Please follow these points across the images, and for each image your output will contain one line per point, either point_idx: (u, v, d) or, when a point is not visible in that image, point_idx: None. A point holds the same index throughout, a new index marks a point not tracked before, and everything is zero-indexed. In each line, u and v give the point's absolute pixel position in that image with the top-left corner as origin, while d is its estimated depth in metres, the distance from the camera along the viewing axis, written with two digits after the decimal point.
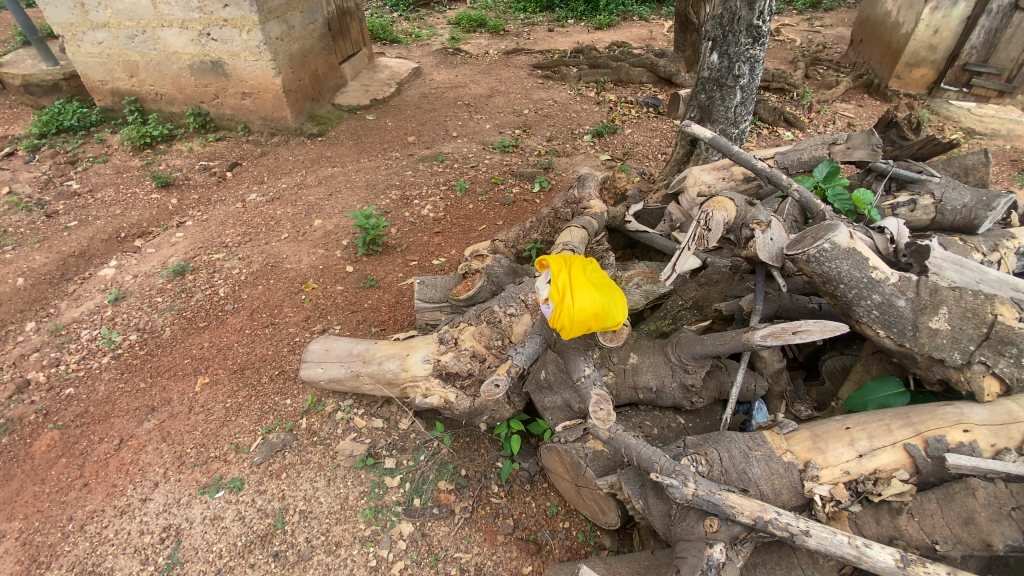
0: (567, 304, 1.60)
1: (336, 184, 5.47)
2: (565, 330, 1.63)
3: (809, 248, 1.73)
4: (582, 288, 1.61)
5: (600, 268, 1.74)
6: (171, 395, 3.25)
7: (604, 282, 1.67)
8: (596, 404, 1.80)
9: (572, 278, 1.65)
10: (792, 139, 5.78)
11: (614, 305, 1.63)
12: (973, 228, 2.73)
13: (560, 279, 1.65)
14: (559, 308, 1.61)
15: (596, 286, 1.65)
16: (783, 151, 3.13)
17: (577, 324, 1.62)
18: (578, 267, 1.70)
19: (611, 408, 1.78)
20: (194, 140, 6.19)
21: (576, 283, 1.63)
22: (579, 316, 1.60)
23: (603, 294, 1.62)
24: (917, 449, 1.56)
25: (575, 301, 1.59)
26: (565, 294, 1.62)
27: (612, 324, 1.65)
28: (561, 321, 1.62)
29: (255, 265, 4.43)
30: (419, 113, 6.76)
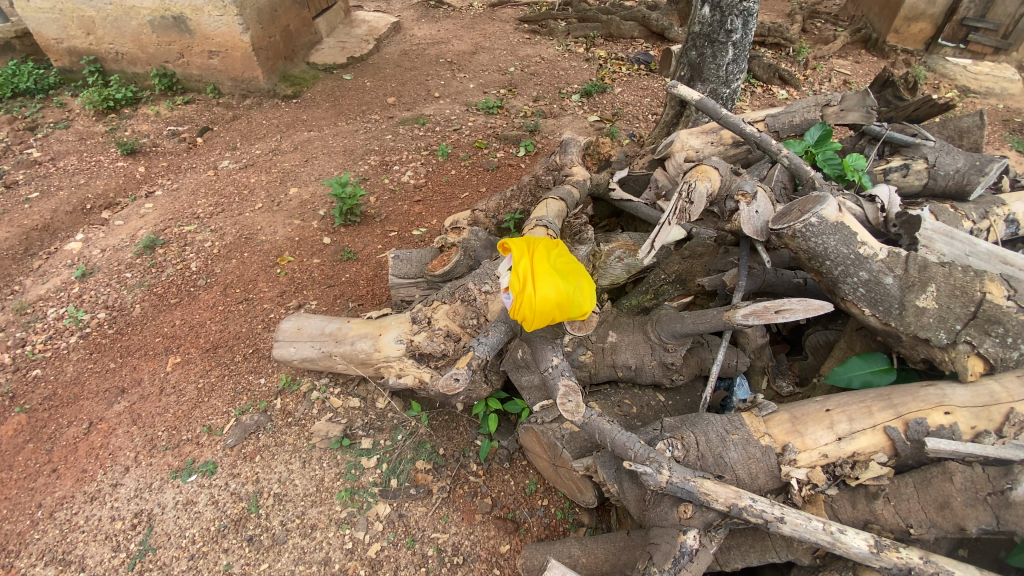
0: (529, 289, 1.50)
1: (313, 149, 5.23)
2: (528, 321, 1.54)
3: (795, 223, 1.64)
4: (545, 273, 1.51)
5: (564, 252, 1.64)
6: (142, 376, 3.16)
7: (569, 270, 1.57)
8: (564, 395, 1.72)
9: (534, 261, 1.54)
10: (786, 98, 5.57)
11: (580, 293, 1.55)
12: (965, 194, 2.65)
13: (523, 263, 1.54)
14: (519, 294, 1.51)
15: (561, 274, 1.55)
16: (773, 113, 2.90)
17: (540, 315, 1.53)
18: (543, 252, 1.59)
19: (580, 400, 1.69)
20: (160, 104, 5.81)
21: (538, 265, 1.53)
22: (541, 305, 1.50)
23: (567, 282, 1.53)
24: (896, 432, 1.51)
25: (538, 288, 1.49)
26: (527, 279, 1.51)
27: (579, 314, 1.56)
28: (522, 311, 1.52)
29: (228, 238, 4.26)
30: (400, 72, 6.42)
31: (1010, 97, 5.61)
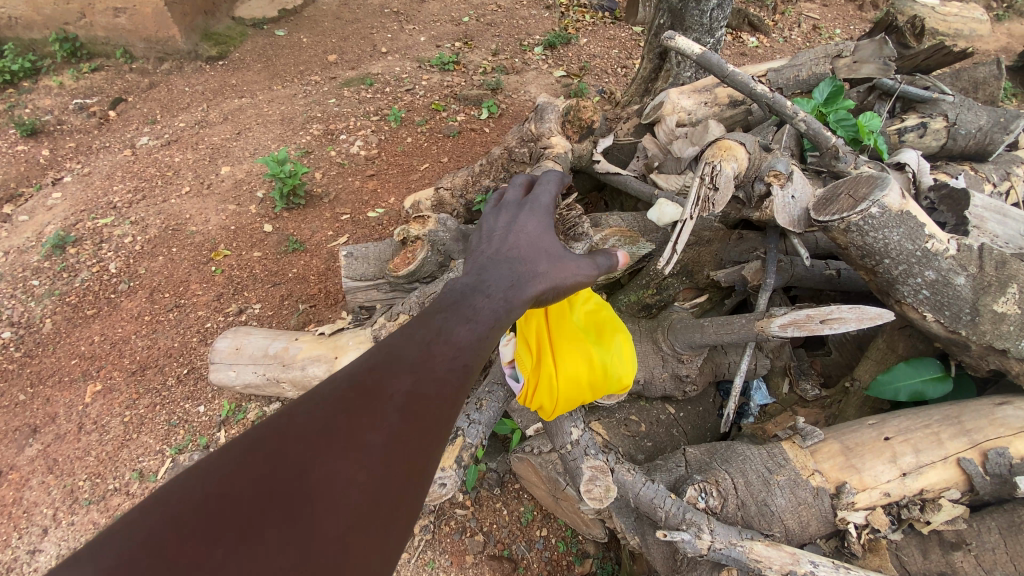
0: (550, 367, 1.19)
1: (246, 120, 4.55)
2: (552, 404, 1.22)
3: (849, 214, 1.32)
4: (569, 342, 1.19)
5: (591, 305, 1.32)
6: (57, 410, 2.66)
7: (601, 331, 1.26)
8: (590, 481, 1.32)
9: (555, 324, 1.21)
10: (757, 46, 5.21)
11: (618, 361, 1.25)
12: (985, 154, 2.42)
13: (541, 329, 1.21)
14: (537, 374, 1.20)
15: (592, 338, 1.24)
16: (776, 67, 2.53)
17: (568, 396, 1.21)
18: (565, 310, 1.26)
19: (610, 484, 1.32)
20: (65, 74, 4.91)
21: (560, 330, 1.21)
22: (566, 386, 1.19)
23: (601, 349, 1.22)
24: (973, 466, 1.26)
25: (562, 365, 1.18)
26: (545, 353, 1.19)
27: (617, 387, 1.26)
28: (543, 392, 1.20)
29: (152, 230, 3.66)
30: (340, 25, 5.66)
31: (977, 40, 5.52)
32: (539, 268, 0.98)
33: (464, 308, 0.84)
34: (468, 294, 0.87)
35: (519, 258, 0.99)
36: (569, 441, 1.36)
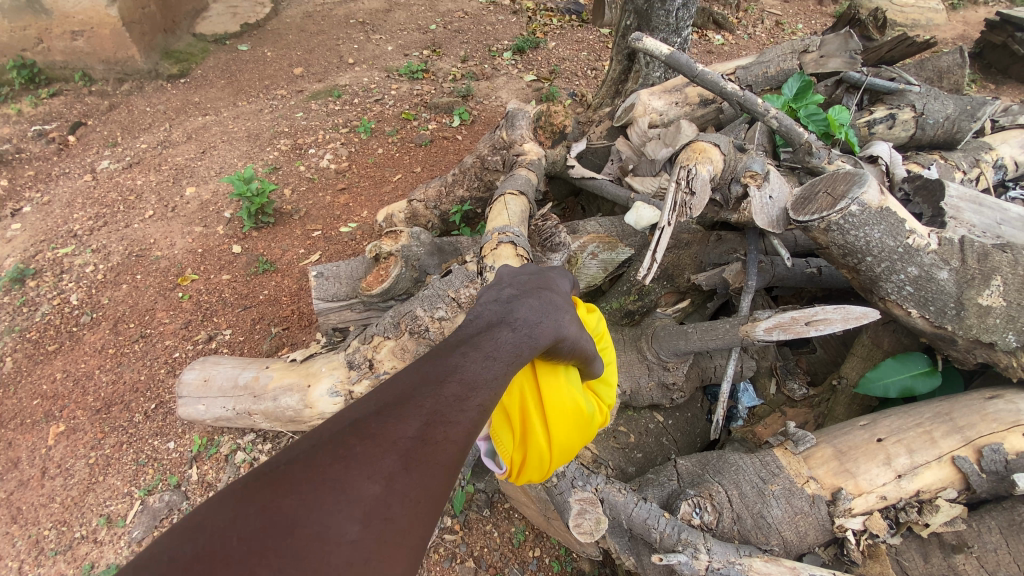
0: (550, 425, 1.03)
1: (210, 138, 4.40)
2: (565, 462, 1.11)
3: (829, 214, 1.29)
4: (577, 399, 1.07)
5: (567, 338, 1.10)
6: (19, 455, 2.51)
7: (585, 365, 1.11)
8: (579, 514, 1.26)
9: (558, 375, 1.02)
10: (723, 43, 5.24)
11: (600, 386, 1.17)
12: (953, 143, 2.44)
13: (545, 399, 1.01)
14: (532, 437, 1.03)
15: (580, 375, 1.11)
16: (745, 65, 2.53)
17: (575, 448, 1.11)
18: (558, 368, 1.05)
19: (601, 516, 1.26)
20: (22, 101, 4.64)
21: (563, 382, 1.03)
22: (560, 444, 1.04)
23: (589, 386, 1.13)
24: (969, 464, 1.23)
25: (562, 421, 1.03)
26: (546, 411, 1.01)
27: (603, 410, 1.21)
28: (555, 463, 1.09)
29: (114, 258, 3.50)
30: (305, 37, 5.55)
31: (935, 29, 5.68)
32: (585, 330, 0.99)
33: (489, 340, 0.80)
34: (498, 324, 0.84)
35: (564, 307, 0.95)
36: (554, 475, 1.29)
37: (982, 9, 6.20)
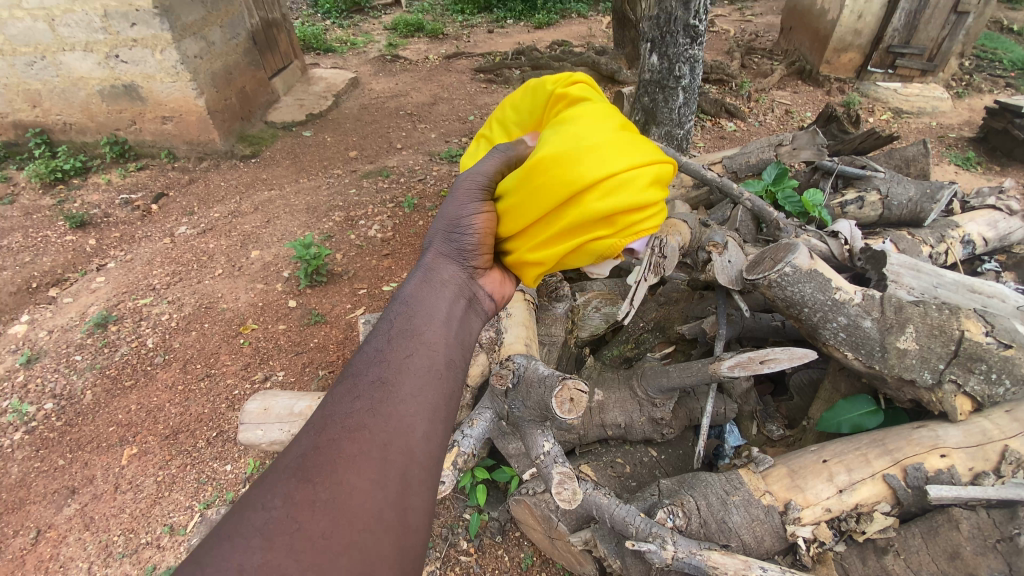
0: (556, 222, 1.25)
1: (275, 210, 5.09)
2: (636, 195, 1.23)
3: (770, 273, 1.64)
4: (566, 197, 1.22)
5: (509, 210, 1.29)
6: (95, 472, 2.90)
7: (536, 183, 1.24)
8: (559, 484, 1.58)
9: (504, 219, 1.31)
10: (735, 130, 5.79)
11: (546, 163, 1.23)
12: (920, 221, 2.76)
13: (559, 248, 1.26)
14: (574, 254, 1.26)
15: (547, 186, 1.23)
16: (730, 155, 3.02)
17: (617, 191, 1.22)
18: (545, 228, 1.27)
19: (576, 487, 1.56)
20: (112, 171, 5.52)
21: (507, 213, 1.30)
22: (608, 211, 1.21)
23: (559, 181, 1.22)
24: (897, 481, 1.48)
25: (588, 232, 1.23)
26: (537, 239, 1.28)
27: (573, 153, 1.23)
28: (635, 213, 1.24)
29: (187, 309, 4.04)
30: (360, 126, 6.43)
31: (940, 117, 6.07)
32: (453, 209, 1.32)
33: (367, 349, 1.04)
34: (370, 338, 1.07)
35: (437, 280, 1.22)
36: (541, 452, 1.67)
37: (985, 98, 6.60)
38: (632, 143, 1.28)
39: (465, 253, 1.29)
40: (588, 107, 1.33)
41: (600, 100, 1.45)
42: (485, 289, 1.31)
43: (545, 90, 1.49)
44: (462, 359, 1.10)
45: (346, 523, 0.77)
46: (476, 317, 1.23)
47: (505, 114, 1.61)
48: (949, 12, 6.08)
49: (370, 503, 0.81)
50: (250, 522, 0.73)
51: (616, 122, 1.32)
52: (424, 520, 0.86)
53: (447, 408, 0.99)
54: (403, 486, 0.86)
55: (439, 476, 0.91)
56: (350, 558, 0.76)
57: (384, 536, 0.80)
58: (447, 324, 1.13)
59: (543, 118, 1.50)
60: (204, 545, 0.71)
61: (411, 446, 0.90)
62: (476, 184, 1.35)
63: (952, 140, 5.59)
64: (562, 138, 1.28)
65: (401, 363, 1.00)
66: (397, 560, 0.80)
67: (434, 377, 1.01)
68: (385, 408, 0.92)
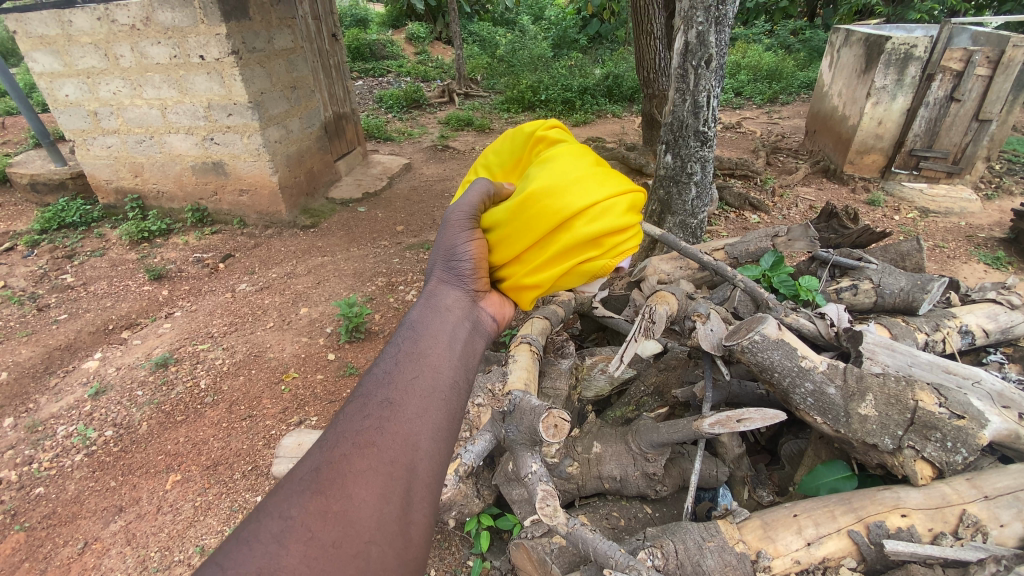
0: (551, 247, 1.53)
1: (325, 273, 5.63)
2: (615, 219, 1.54)
3: (744, 339, 2.11)
4: (556, 226, 1.52)
5: (505, 241, 1.55)
6: (141, 494, 3.19)
7: (528, 215, 1.51)
8: (543, 500, 1.90)
9: (498, 246, 1.56)
10: (758, 222, 5.96)
11: (533, 197, 1.51)
12: (914, 309, 2.91)
13: (555, 269, 1.53)
14: (567, 273, 1.53)
15: (539, 216, 1.51)
16: (732, 243, 3.36)
17: (598, 219, 1.53)
18: (540, 254, 1.54)
19: (556, 505, 1.87)
20: (190, 234, 6.30)
21: (502, 240, 1.55)
22: (593, 234, 1.51)
23: (547, 214, 1.51)
24: (860, 536, 1.76)
25: (580, 253, 1.52)
26: (533, 263, 1.55)
27: (555, 185, 1.52)
28: (615, 237, 1.56)
29: (238, 355, 4.39)
30: (409, 205, 7.15)
31: (970, 216, 6.14)
32: (450, 241, 1.54)
33: (373, 375, 1.24)
34: (375, 366, 1.27)
35: (441, 311, 1.43)
36: (528, 472, 2.03)
37: (1017, 200, 6.58)
38: (605, 178, 1.60)
39: (464, 278, 1.52)
40: (564, 149, 1.65)
41: (572, 140, 1.77)
42: (488, 311, 1.54)
43: (522, 133, 1.79)
44: (461, 384, 1.29)
45: (352, 534, 0.96)
46: (478, 338, 1.44)
47: (486, 157, 1.88)
48: (971, 119, 6.27)
49: (374, 516, 1.00)
50: (271, 529, 0.93)
51: (589, 160, 1.64)
52: (421, 530, 1.04)
53: (445, 427, 1.19)
54: (405, 499, 1.05)
55: (436, 490, 1.10)
56: (355, 565, 0.94)
57: (385, 547, 0.99)
58: (451, 348, 1.35)
59: (524, 159, 1.78)
60: (233, 545, 0.91)
61: (412, 463, 1.09)
62: (465, 215, 1.57)
63: (982, 239, 5.57)
64: (545, 175, 1.57)
65: (405, 385, 1.21)
66: (396, 568, 0.99)
67: (434, 400, 1.22)
68: (391, 426, 1.12)
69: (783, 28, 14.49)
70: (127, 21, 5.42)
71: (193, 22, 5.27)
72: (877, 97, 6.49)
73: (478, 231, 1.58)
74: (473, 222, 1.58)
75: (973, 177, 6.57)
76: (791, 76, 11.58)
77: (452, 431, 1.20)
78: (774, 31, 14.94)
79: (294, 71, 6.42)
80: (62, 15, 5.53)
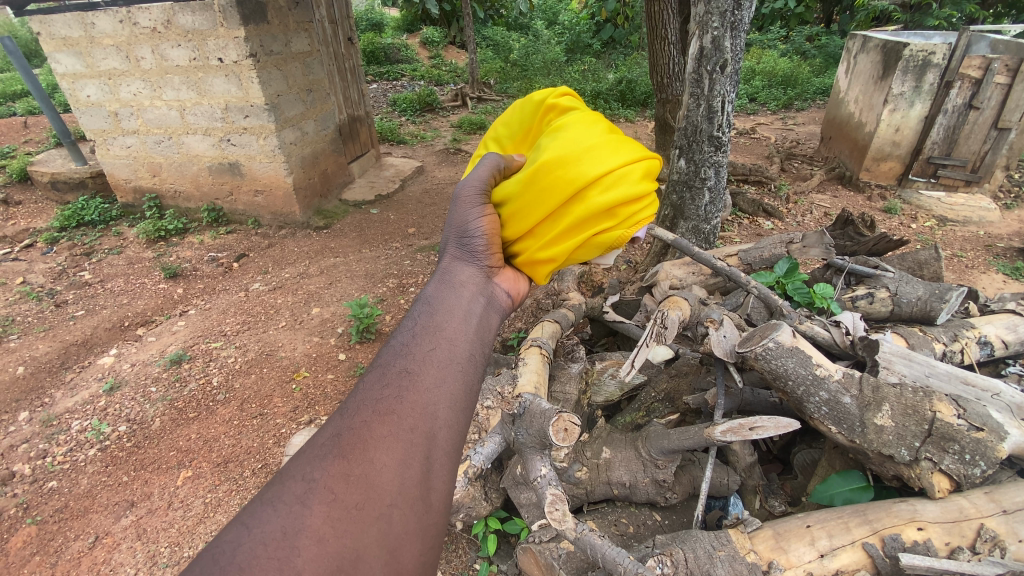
0: (565, 218, 1.52)
1: (337, 274, 5.67)
2: (631, 184, 1.52)
3: (757, 346, 2.11)
4: (570, 195, 1.51)
5: (518, 213, 1.55)
6: (152, 490, 3.23)
7: (540, 186, 1.51)
8: (552, 504, 1.89)
9: (510, 221, 1.56)
10: (772, 228, 5.90)
11: (546, 167, 1.51)
12: (932, 319, 2.85)
13: (570, 240, 1.53)
14: (581, 245, 1.53)
15: (551, 187, 1.50)
16: (745, 248, 3.33)
17: (612, 185, 1.51)
18: (555, 225, 1.53)
19: (565, 509, 1.86)
20: (205, 233, 6.40)
21: (515, 214, 1.55)
22: (608, 200, 1.49)
23: (560, 184, 1.50)
24: (875, 548, 1.74)
25: (595, 222, 1.51)
26: (547, 236, 1.55)
27: (568, 152, 1.52)
28: (632, 202, 1.53)
29: (251, 353, 4.43)
30: (421, 207, 7.18)
31: (989, 225, 6.03)
32: (462, 218, 1.53)
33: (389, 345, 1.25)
34: (393, 337, 1.28)
35: (456, 287, 1.43)
36: (538, 476, 2.02)
37: None
38: (617, 145, 1.58)
39: (477, 254, 1.52)
40: (575, 117, 1.63)
41: (584, 108, 1.74)
42: (503, 287, 1.54)
43: (533, 103, 1.77)
44: (480, 357, 1.29)
45: (373, 498, 0.98)
46: (494, 312, 1.44)
47: (495, 130, 1.87)
48: (989, 127, 6.16)
49: (395, 481, 1.01)
50: (294, 491, 0.95)
51: (601, 127, 1.62)
52: (441, 497, 1.05)
53: (463, 398, 1.19)
54: (425, 466, 1.06)
55: (455, 459, 1.10)
56: (376, 527, 0.96)
57: (406, 511, 1.00)
58: (468, 321, 1.35)
59: (535, 129, 1.77)
60: (257, 505, 0.93)
61: (431, 430, 1.10)
62: (477, 190, 1.56)
63: (1001, 249, 5.46)
64: (557, 142, 1.56)
65: (423, 356, 1.21)
66: (416, 532, 1.00)
67: (452, 370, 1.21)
68: (410, 395, 1.13)
69: (797, 34, 14.37)
70: (148, 23, 5.53)
71: (213, 25, 5.37)
72: (894, 103, 6.39)
73: (489, 206, 1.58)
74: (485, 197, 1.58)
75: (992, 186, 6.44)
76: (806, 82, 11.47)
77: (470, 402, 1.20)
78: (789, 37, 14.82)
79: (310, 74, 6.50)
80: (86, 18, 5.65)
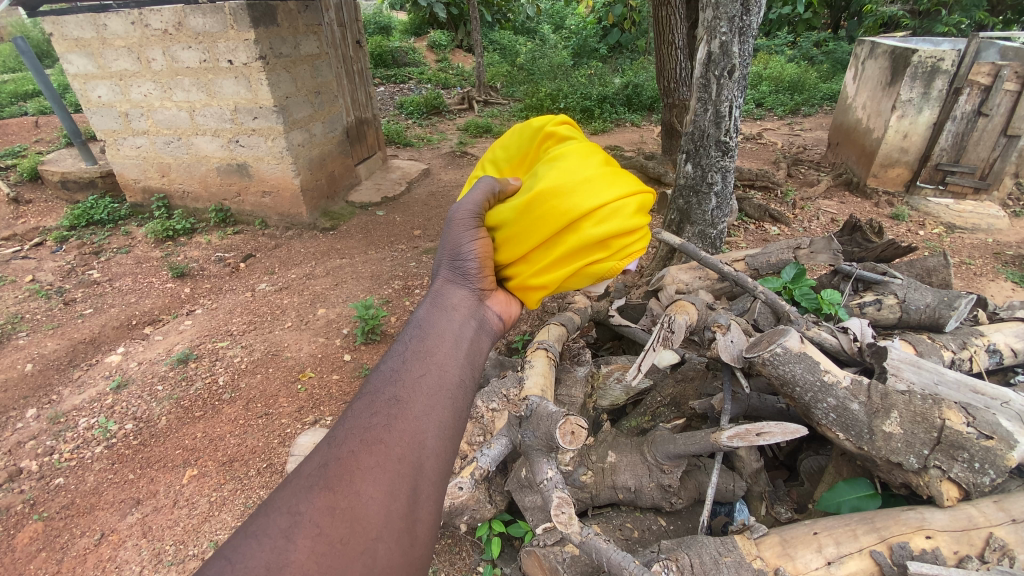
0: (559, 246, 1.53)
1: (343, 275, 5.69)
2: (625, 219, 1.53)
3: (765, 352, 2.10)
4: (564, 226, 1.51)
5: (510, 241, 1.54)
6: (158, 488, 3.25)
7: (536, 216, 1.51)
8: (558, 507, 1.86)
9: (505, 246, 1.56)
10: (778, 234, 5.87)
11: (541, 197, 1.50)
12: (941, 326, 2.85)
13: (563, 270, 1.54)
14: (574, 274, 1.54)
15: (546, 216, 1.50)
16: (753, 253, 3.34)
17: (607, 220, 1.52)
18: (549, 254, 1.54)
19: (572, 513, 1.84)
20: (212, 232, 6.45)
21: (509, 240, 1.55)
22: (600, 234, 1.50)
23: (556, 215, 1.50)
24: (882, 556, 1.72)
25: (586, 253, 1.52)
26: (539, 263, 1.55)
27: (563, 183, 1.51)
28: (626, 237, 1.55)
29: (256, 353, 4.45)
30: (426, 209, 7.21)
31: (998, 232, 5.98)
32: (456, 241, 1.54)
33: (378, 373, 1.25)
34: (382, 363, 1.29)
35: (446, 310, 1.44)
36: (545, 479, 1.99)
37: None
38: (614, 178, 1.58)
39: (470, 277, 1.53)
40: (572, 147, 1.62)
41: (582, 137, 1.75)
42: (494, 309, 1.55)
43: (531, 128, 1.77)
44: (469, 382, 1.30)
45: (359, 531, 0.98)
46: (484, 336, 1.46)
47: (494, 152, 1.86)
48: (999, 134, 6.09)
49: (381, 514, 1.02)
50: (278, 525, 0.95)
51: (598, 158, 1.62)
52: (426, 528, 1.07)
53: (451, 426, 1.20)
54: (411, 497, 1.07)
55: (441, 488, 1.12)
56: (361, 561, 0.97)
57: (392, 543, 1.01)
58: (458, 346, 1.36)
59: (534, 154, 1.76)
60: (241, 539, 0.93)
61: (419, 461, 1.11)
62: (471, 214, 1.56)
63: (1010, 257, 5.41)
64: (553, 171, 1.55)
65: (412, 383, 1.22)
66: (401, 564, 1.01)
67: (441, 398, 1.23)
68: (399, 424, 1.14)
69: (805, 40, 14.31)
70: (160, 26, 5.59)
71: (223, 27, 5.42)
72: (902, 109, 6.38)
73: (483, 230, 1.57)
74: (478, 220, 1.57)
75: (1001, 194, 6.40)
76: (813, 88, 11.43)
77: (457, 430, 1.21)
78: (796, 43, 14.79)
79: (319, 77, 6.54)
80: (98, 19, 5.72)
